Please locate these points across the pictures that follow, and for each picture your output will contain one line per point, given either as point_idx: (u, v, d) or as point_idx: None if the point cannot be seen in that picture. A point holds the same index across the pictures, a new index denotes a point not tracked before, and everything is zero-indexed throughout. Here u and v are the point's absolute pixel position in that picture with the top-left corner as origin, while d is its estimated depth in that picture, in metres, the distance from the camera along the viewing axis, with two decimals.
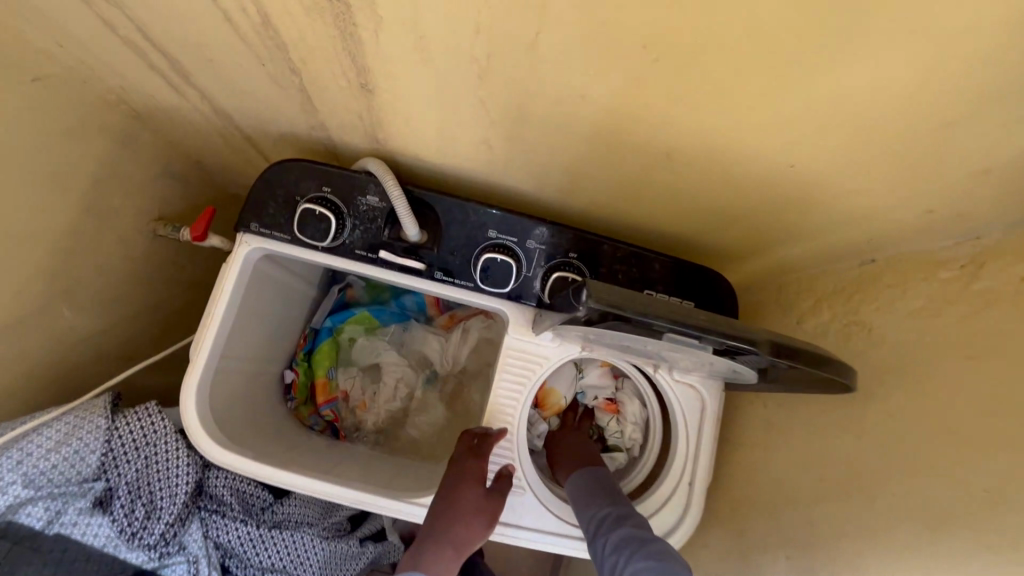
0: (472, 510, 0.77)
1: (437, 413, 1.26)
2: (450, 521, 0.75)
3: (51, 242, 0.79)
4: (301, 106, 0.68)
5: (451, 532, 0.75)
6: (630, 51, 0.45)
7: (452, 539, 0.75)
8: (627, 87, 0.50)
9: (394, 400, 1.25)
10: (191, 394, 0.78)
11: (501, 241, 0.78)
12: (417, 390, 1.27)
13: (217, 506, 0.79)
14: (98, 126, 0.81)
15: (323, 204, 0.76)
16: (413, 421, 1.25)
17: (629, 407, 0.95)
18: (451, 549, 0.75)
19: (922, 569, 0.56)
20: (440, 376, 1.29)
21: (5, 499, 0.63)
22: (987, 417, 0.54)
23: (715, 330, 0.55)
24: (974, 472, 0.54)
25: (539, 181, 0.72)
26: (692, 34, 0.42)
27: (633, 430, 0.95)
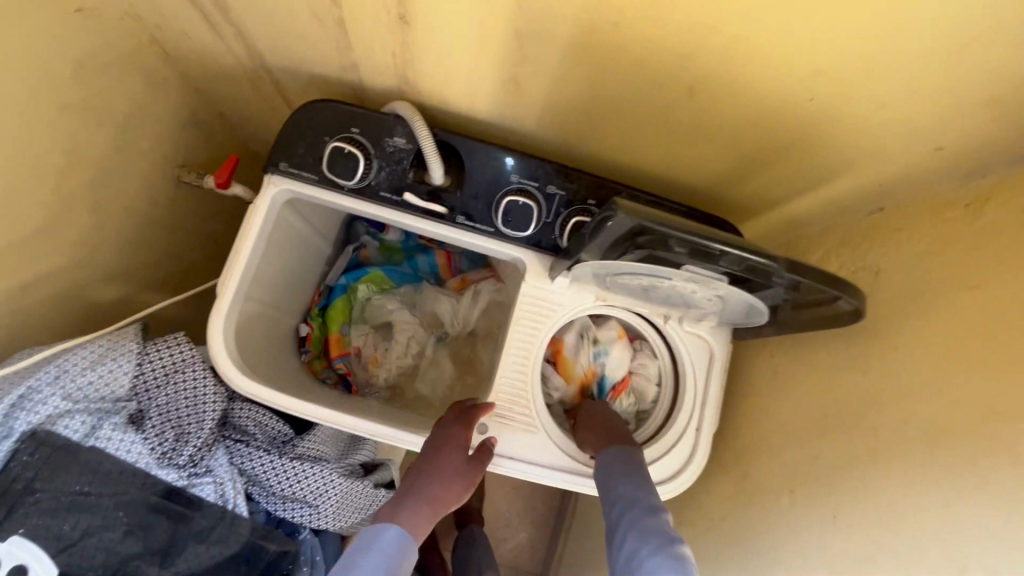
0: (452, 471, 0.78)
1: (447, 371, 1.29)
2: (428, 477, 0.76)
3: (86, 176, 0.82)
4: (336, 42, 0.70)
5: (427, 489, 0.75)
6: None
7: (429, 496, 0.75)
8: (659, 15, 0.53)
9: (406, 358, 1.27)
10: (218, 326, 0.80)
11: (521, 186, 0.81)
12: (428, 348, 1.29)
13: (242, 436, 0.82)
14: (133, 65, 0.84)
15: (351, 144, 0.79)
16: (423, 378, 1.28)
17: (646, 369, 0.95)
18: (426, 506, 0.74)
19: (923, 486, 0.59)
20: (450, 336, 1.32)
21: (46, 410, 0.66)
22: (987, 342, 0.57)
23: (738, 247, 0.58)
24: (975, 393, 0.57)
25: (563, 124, 0.74)
26: None
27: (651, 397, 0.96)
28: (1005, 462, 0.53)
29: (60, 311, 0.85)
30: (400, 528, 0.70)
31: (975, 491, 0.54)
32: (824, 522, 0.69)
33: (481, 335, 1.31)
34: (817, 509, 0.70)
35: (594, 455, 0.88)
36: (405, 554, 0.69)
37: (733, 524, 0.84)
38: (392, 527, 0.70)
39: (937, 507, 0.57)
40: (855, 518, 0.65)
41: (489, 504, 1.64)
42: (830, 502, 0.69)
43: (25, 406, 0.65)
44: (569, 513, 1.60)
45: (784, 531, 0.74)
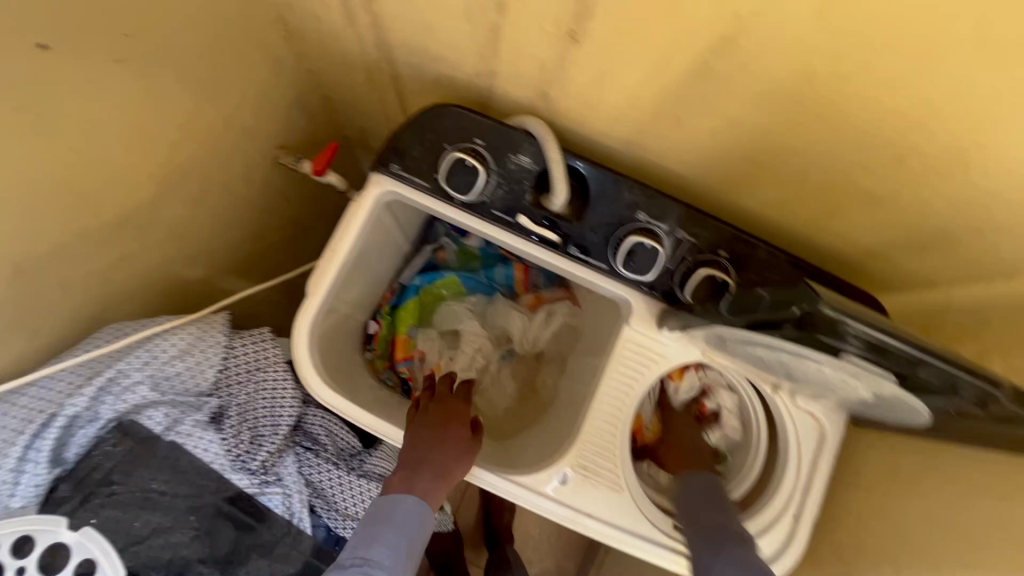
0: (458, 443, 0.76)
1: (510, 392, 1.22)
2: (434, 446, 0.75)
3: (194, 152, 0.79)
4: (481, 48, 0.64)
5: (434, 458, 0.73)
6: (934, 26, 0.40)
7: (441, 468, 0.73)
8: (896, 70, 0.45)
9: (470, 370, 1.21)
10: (305, 327, 0.76)
11: (648, 225, 0.73)
12: (493, 364, 1.23)
13: (313, 445, 0.77)
14: (257, 42, 0.80)
15: (473, 157, 0.73)
16: (484, 396, 1.22)
17: (722, 400, 0.91)
18: (438, 478, 0.72)
19: None
20: (517, 354, 1.26)
21: (132, 398, 0.64)
22: None
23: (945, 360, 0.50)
24: None
25: (713, 166, 0.66)
26: None
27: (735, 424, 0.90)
28: None
29: (150, 285, 0.83)
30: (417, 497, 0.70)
31: None
32: None
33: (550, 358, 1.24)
34: None
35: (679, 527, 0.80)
36: (422, 521, 0.69)
37: None
38: (407, 498, 0.69)
39: None
40: None
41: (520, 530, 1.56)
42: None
43: (112, 392, 0.63)
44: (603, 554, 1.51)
45: None
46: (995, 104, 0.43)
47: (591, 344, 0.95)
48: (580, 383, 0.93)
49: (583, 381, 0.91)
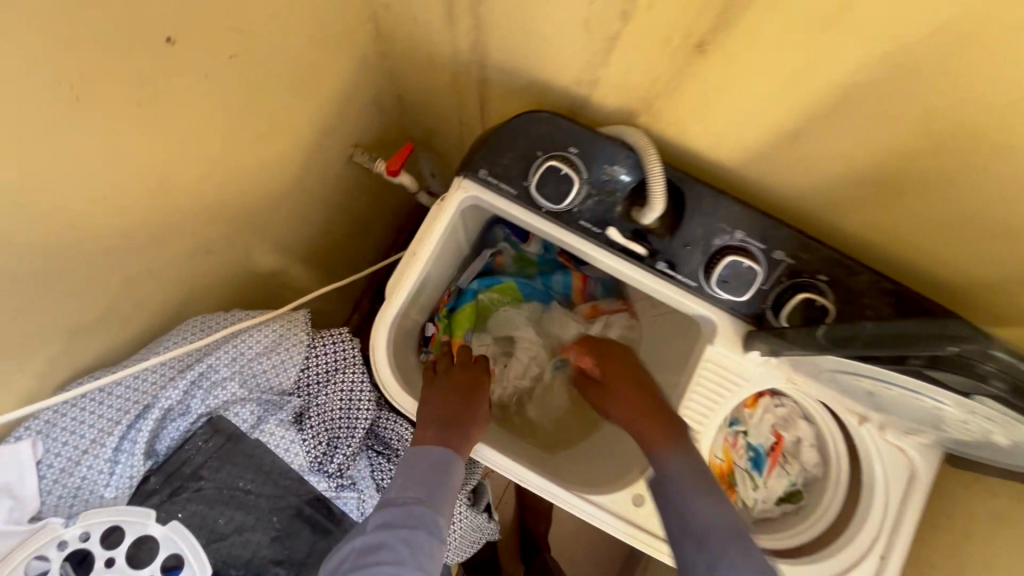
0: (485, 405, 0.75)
1: (564, 402, 1.19)
2: (465, 403, 0.73)
3: (280, 149, 0.79)
4: (590, 55, 0.62)
5: (464, 415, 0.71)
6: None
7: (469, 424, 0.71)
8: None
9: (524, 378, 1.19)
10: (385, 328, 0.76)
11: (745, 245, 0.71)
12: (547, 373, 1.21)
13: (386, 450, 0.75)
14: (348, 41, 0.79)
15: (568, 165, 0.71)
16: (537, 405, 1.19)
17: (799, 429, 0.88)
18: (468, 434, 0.70)
19: None
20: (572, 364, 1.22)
21: (221, 394, 0.65)
22: None
23: None
24: None
25: (826, 189, 0.63)
26: None
27: (812, 455, 0.87)
28: None
29: (226, 278, 0.83)
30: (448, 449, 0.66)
31: None
32: None
33: None
34: None
35: None
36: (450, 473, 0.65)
37: None
38: (438, 449, 0.66)
39: None
40: None
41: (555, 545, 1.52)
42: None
43: (204, 387, 0.64)
44: None
45: None
46: None
47: (664, 363, 0.93)
48: (654, 401, 0.90)
49: (659, 400, 0.89)
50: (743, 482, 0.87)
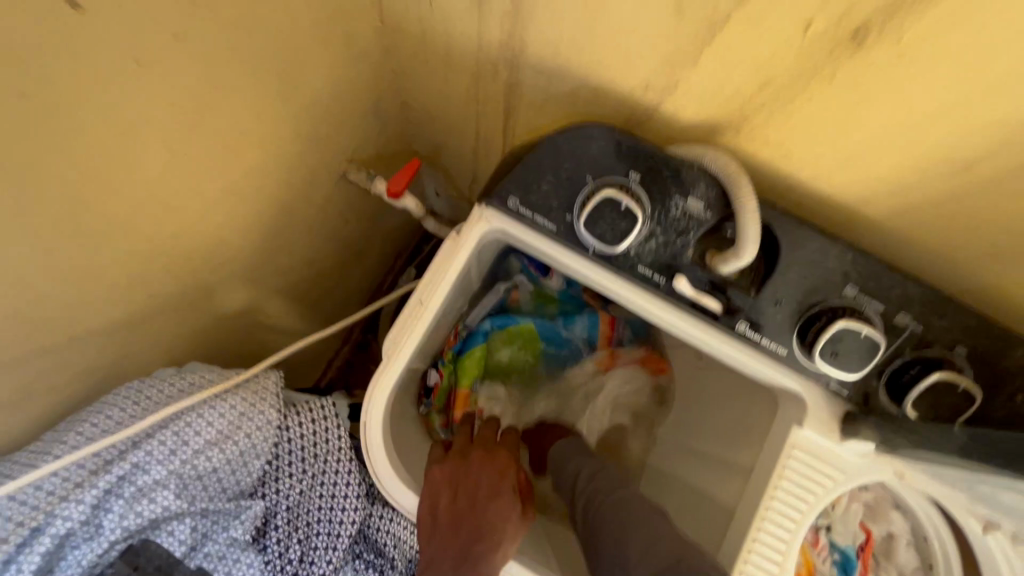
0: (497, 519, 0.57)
1: None
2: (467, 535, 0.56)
3: (252, 164, 0.62)
4: (670, 51, 0.46)
5: (468, 553, 0.55)
6: None
7: (478, 561, 0.54)
8: None
9: None
10: (381, 398, 0.58)
11: (860, 305, 0.54)
12: None
13: (373, 557, 0.62)
14: (344, 32, 0.63)
15: (627, 197, 0.54)
16: None
17: (892, 522, 0.71)
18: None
19: None
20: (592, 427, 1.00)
21: (151, 511, 0.49)
22: None
23: None
24: None
25: (983, 238, 0.47)
26: None
27: (911, 557, 0.71)
28: None
29: (180, 325, 0.65)
30: None
31: None
32: None
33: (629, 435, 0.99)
34: None
35: None
36: None
37: None
38: None
39: None
40: None
41: None
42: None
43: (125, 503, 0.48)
44: None
45: None
46: None
47: (729, 438, 0.75)
48: (715, 486, 0.73)
49: (723, 486, 0.71)
50: None
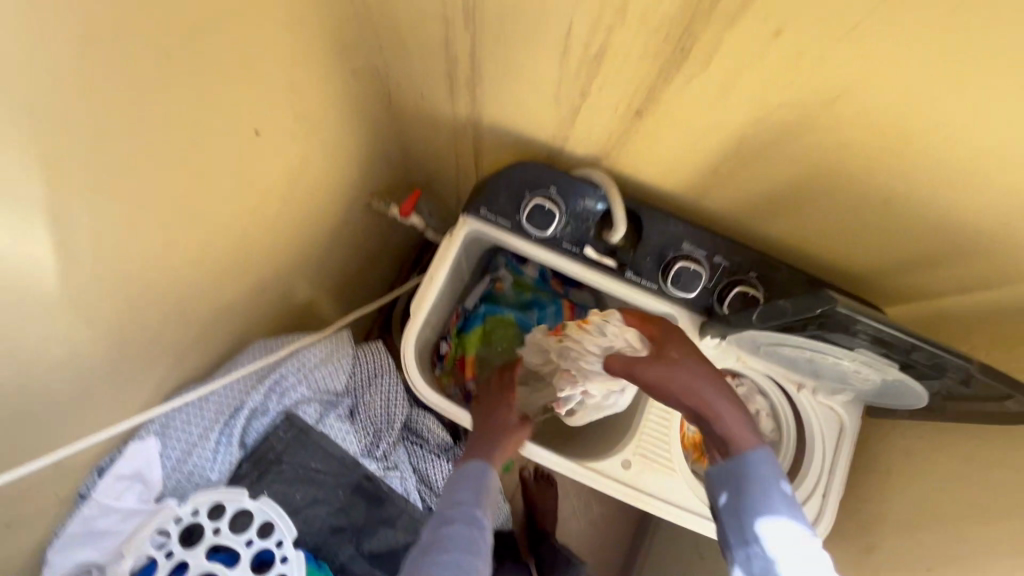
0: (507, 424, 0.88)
1: None
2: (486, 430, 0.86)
3: (316, 202, 0.98)
4: (561, 119, 0.83)
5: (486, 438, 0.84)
6: (897, 118, 0.57)
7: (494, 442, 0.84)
8: (880, 146, 0.62)
9: None
10: (410, 339, 0.94)
11: (691, 253, 0.90)
12: None
13: (418, 439, 0.94)
14: (367, 114, 1.00)
15: (549, 201, 0.91)
16: None
17: (756, 401, 1.05)
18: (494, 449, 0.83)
19: None
20: None
21: (293, 395, 0.82)
22: None
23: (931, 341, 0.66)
24: None
25: (742, 206, 0.84)
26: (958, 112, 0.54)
27: (769, 422, 1.05)
28: None
29: (273, 308, 1.00)
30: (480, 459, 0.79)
31: None
32: None
33: None
34: None
35: None
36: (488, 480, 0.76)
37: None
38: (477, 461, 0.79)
39: None
40: None
41: (564, 525, 1.66)
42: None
43: (278, 391, 0.81)
44: (641, 556, 1.63)
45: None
46: (946, 165, 0.61)
47: None
48: None
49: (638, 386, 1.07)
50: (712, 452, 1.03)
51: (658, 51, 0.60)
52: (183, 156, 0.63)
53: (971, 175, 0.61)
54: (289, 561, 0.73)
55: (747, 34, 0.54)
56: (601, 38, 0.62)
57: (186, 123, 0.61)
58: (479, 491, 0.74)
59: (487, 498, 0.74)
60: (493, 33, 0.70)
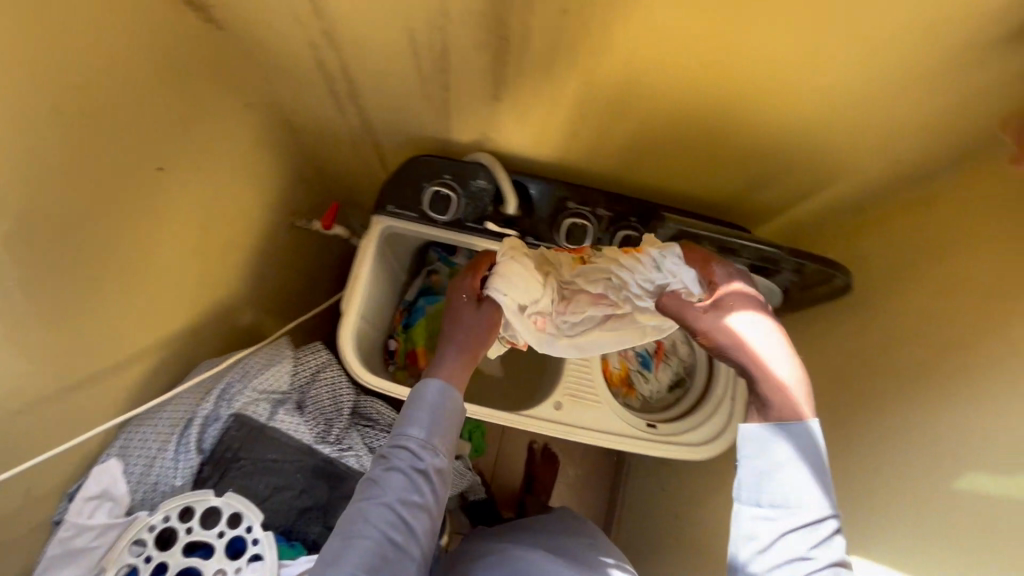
0: (472, 320, 0.82)
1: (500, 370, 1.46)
2: (447, 330, 0.81)
3: (235, 227, 1.05)
4: (437, 112, 0.93)
5: (449, 340, 0.80)
6: (684, 69, 0.70)
7: (458, 344, 0.80)
8: (683, 94, 0.74)
9: None
10: (346, 335, 1.02)
11: (578, 210, 1.02)
12: None
13: (369, 422, 1.02)
14: (271, 139, 1.08)
15: (445, 188, 1.02)
16: None
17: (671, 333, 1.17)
18: (455, 351, 0.79)
19: (885, 429, 0.76)
20: None
21: (240, 399, 0.89)
22: (935, 312, 0.74)
23: (752, 243, 0.82)
24: (927, 350, 0.74)
25: (610, 160, 0.96)
26: (722, 56, 0.66)
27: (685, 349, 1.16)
28: (947, 394, 0.69)
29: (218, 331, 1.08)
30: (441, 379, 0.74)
31: (928, 421, 0.70)
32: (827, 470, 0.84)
33: None
34: (832, 446, 0.84)
35: (649, 425, 1.06)
36: (450, 396, 0.74)
37: None
38: (432, 382, 0.75)
39: (901, 439, 0.73)
40: (842, 465, 0.82)
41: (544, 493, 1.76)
42: (846, 443, 0.82)
43: (226, 397, 0.88)
44: (618, 507, 1.74)
45: None
46: (736, 98, 0.73)
47: None
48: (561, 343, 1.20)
49: None
50: (636, 383, 1.13)
51: (485, 39, 0.71)
52: (92, 201, 0.70)
53: (754, 103, 0.74)
54: (260, 542, 0.81)
55: (544, 16, 0.65)
56: (439, 36, 0.73)
57: (81, 170, 0.68)
58: (435, 421, 0.72)
59: (445, 425, 0.73)
60: (354, 47, 0.80)
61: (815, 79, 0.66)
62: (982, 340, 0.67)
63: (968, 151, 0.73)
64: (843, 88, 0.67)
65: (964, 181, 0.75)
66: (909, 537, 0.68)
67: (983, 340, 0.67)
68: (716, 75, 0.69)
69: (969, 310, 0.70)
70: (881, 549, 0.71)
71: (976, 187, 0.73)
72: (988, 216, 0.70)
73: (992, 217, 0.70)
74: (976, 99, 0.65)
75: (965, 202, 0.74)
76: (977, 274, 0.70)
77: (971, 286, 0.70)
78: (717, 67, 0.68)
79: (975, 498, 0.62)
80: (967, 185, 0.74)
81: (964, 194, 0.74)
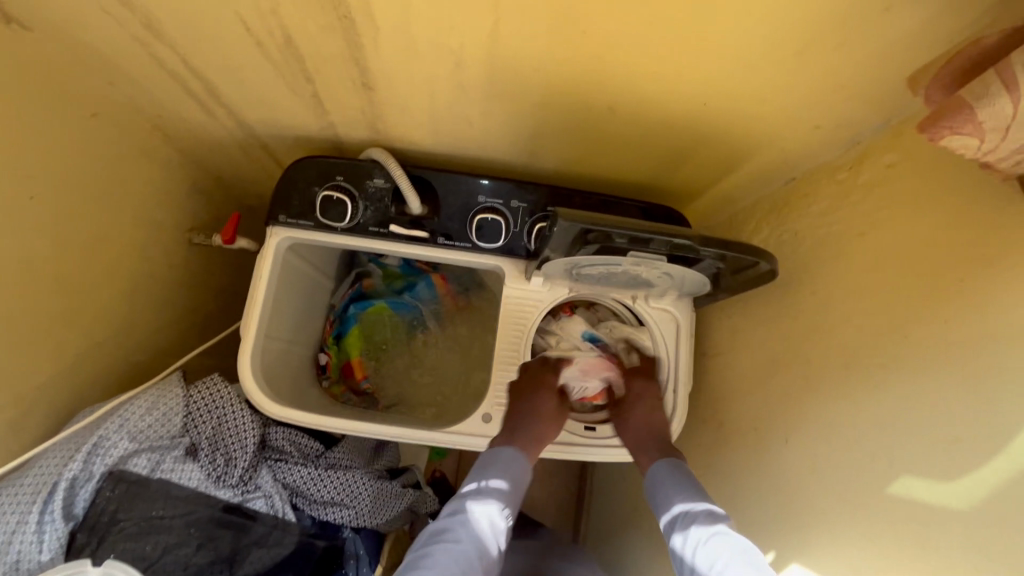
0: (548, 415, 0.89)
1: (450, 352, 1.36)
2: (532, 417, 0.87)
3: (118, 257, 0.92)
4: (311, 106, 0.82)
5: (530, 427, 0.86)
6: (559, 42, 0.60)
7: (536, 436, 0.87)
8: (570, 69, 0.64)
9: (415, 354, 1.36)
10: (245, 364, 0.90)
11: (490, 203, 0.92)
12: (433, 335, 1.37)
13: (280, 455, 0.93)
14: (145, 152, 0.95)
15: (338, 191, 0.91)
16: (429, 364, 1.35)
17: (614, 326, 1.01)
18: (530, 441, 0.86)
19: (818, 419, 0.70)
20: (446, 321, 1.38)
21: (117, 452, 0.80)
22: (863, 290, 0.66)
23: (658, 234, 0.73)
24: (859, 333, 0.66)
25: (517, 144, 0.86)
26: (596, 24, 0.56)
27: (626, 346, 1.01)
28: (881, 383, 0.62)
29: (121, 374, 0.96)
30: (512, 449, 0.83)
31: (863, 411, 0.63)
32: (770, 463, 0.77)
33: (473, 318, 1.38)
34: (772, 435, 0.78)
35: (587, 428, 0.96)
36: (521, 467, 0.82)
37: (726, 463, 0.87)
38: (506, 449, 0.83)
39: (833, 430, 0.67)
40: (783, 459, 0.74)
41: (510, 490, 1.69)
42: (784, 436, 0.75)
43: (100, 452, 0.79)
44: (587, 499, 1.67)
45: (747, 471, 0.82)
46: (629, 71, 0.64)
47: None
48: None
49: None
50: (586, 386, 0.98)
51: (329, 21, 0.61)
52: None
53: (648, 77, 0.64)
54: None
55: None
56: (276, 21, 0.62)
57: None
58: (511, 486, 0.80)
59: (515, 487, 0.80)
60: (191, 41, 0.69)
61: (704, 43, 0.57)
62: (913, 321, 0.59)
63: (891, 110, 0.65)
64: (739, 52, 0.58)
65: (892, 140, 0.66)
66: (848, 543, 0.61)
67: (914, 320, 0.59)
68: (598, 42, 0.59)
69: (898, 288, 0.62)
70: (820, 555, 0.65)
71: (904, 146, 0.65)
72: (915, 180, 0.62)
73: (918, 182, 0.62)
74: (892, 55, 0.57)
75: (893, 166, 0.66)
76: (906, 245, 0.62)
77: (900, 260, 0.62)
78: (596, 36, 0.58)
79: (908, 501, 0.56)
80: (894, 146, 0.66)
81: (892, 156, 0.66)
